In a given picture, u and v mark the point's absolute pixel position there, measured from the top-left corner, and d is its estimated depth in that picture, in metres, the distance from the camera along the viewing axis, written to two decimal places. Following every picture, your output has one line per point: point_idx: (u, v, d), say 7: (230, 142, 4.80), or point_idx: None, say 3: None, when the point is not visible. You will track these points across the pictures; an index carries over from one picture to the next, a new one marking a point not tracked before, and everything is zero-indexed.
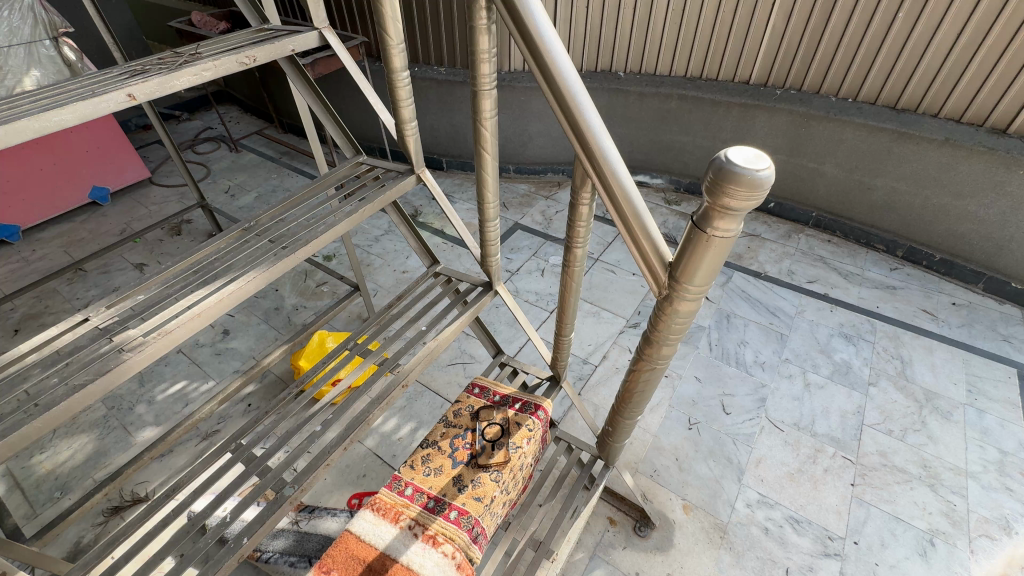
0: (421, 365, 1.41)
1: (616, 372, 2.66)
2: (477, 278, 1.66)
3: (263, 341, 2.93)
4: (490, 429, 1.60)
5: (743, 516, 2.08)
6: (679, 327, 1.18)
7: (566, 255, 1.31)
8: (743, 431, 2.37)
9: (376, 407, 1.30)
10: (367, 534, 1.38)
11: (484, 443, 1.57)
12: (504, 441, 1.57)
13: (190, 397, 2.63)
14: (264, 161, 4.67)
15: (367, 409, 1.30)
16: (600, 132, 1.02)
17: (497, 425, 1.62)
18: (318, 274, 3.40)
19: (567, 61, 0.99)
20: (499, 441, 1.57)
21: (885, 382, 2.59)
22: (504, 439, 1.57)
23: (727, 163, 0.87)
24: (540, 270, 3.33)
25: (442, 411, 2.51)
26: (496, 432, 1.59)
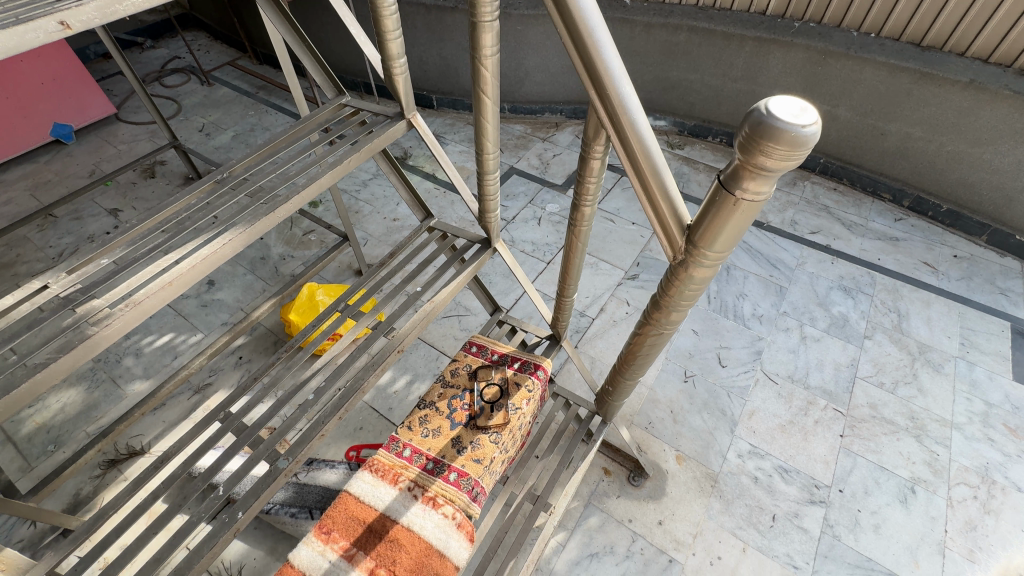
0: (418, 328, 1.33)
1: (614, 325, 2.63)
2: (474, 234, 1.56)
3: (251, 292, 2.83)
4: (489, 390, 1.57)
5: (734, 466, 2.13)
6: (692, 294, 1.11)
7: (573, 213, 1.21)
8: (737, 384, 2.39)
9: (371, 374, 1.24)
10: (366, 495, 1.37)
11: (483, 404, 1.54)
12: (504, 403, 1.54)
13: (179, 349, 2.57)
14: (239, 96, 4.34)
15: (361, 376, 1.24)
16: (618, 76, 0.88)
17: (496, 386, 1.58)
18: (305, 221, 3.24)
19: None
20: (498, 403, 1.54)
21: (881, 335, 2.60)
22: (503, 401, 1.54)
23: (767, 116, 0.76)
24: (537, 218, 3.21)
25: (437, 364, 2.48)
26: (495, 394, 1.56)
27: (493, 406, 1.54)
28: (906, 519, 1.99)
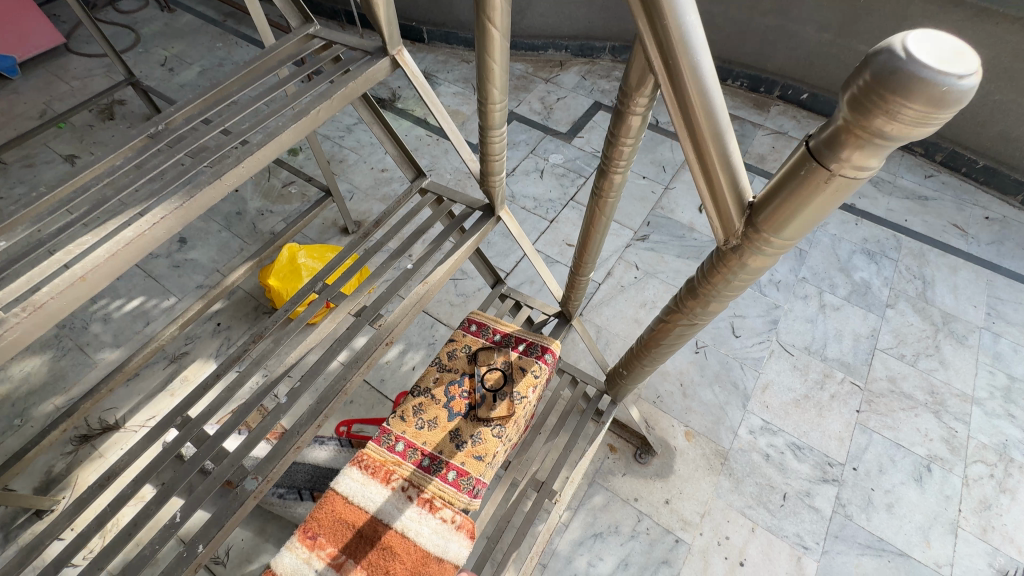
0: (409, 315, 1.12)
1: (621, 291, 2.44)
2: (476, 199, 1.33)
3: (227, 252, 2.59)
4: (491, 376, 1.40)
5: (745, 443, 2.03)
6: (739, 285, 0.92)
7: (599, 180, 0.99)
8: (751, 355, 2.25)
9: (354, 373, 1.04)
10: (355, 495, 1.24)
11: (484, 393, 1.38)
12: (507, 391, 1.39)
13: (151, 315, 2.37)
14: (205, 25, 3.86)
15: (343, 374, 1.05)
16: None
17: (499, 372, 1.41)
18: (283, 172, 2.94)
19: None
20: (500, 392, 1.38)
21: (904, 304, 2.44)
22: (506, 389, 1.38)
23: (903, 60, 0.53)
24: (539, 170, 2.93)
25: (432, 333, 2.31)
26: (498, 381, 1.40)
27: (495, 395, 1.38)
28: (921, 498, 1.92)
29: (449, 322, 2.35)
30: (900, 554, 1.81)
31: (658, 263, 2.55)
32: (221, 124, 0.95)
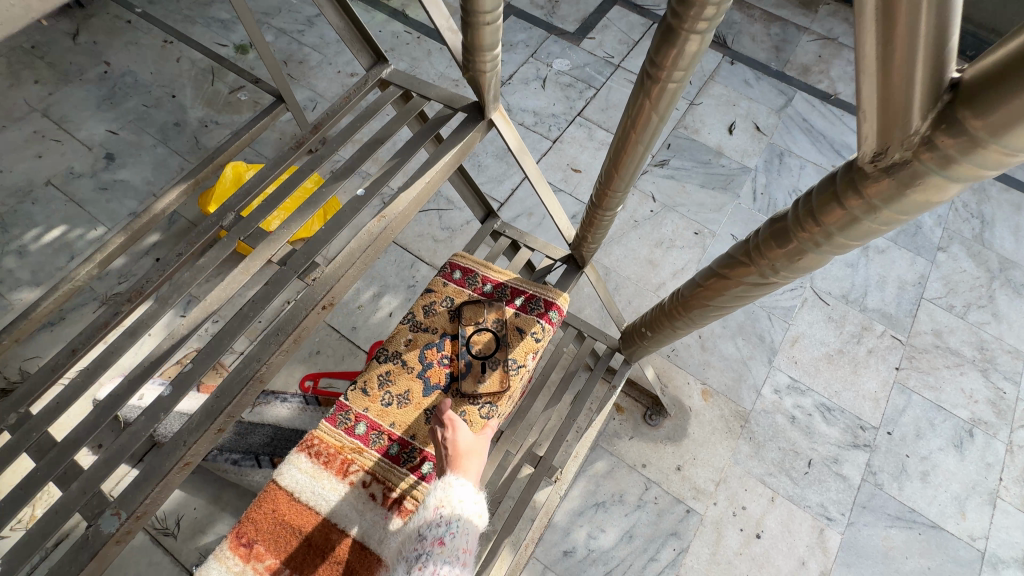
0: (357, 266, 0.76)
1: (635, 227, 2.08)
2: (458, 96, 0.93)
3: (165, 172, 2.16)
4: (479, 339, 1.09)
5: (769, 404, 1.79)
6: (866, 233, 0.59)
7: (660, 50, 0.62)
8: (781, 304, 1.95)
9: (271, 351, 0.69)
10: (302, 491, 0.96)
11: (469, 360, 1.07)
12: (498, 359, 1.08)
13: (76, 247, 1.99)
14: None
15: (255, 353, 0.69)
16: None
17: (489, 334, 1.10)
18: (231, 75, 2.43)
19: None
20: (490, 361, 1.08)
21: (958, 248, 2.12)
22: (497, 356, 1.08)
23: None
24: (541, 79, 2.44)
25: (412, 273, 1.96)
26: (488, 346, 1.09)
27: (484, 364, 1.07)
28: (959, 466, 1.73)
29: (432, 260, 2.00)
30: (931, 526, 1.64)
31: (679, 194, 2.17)
32: None
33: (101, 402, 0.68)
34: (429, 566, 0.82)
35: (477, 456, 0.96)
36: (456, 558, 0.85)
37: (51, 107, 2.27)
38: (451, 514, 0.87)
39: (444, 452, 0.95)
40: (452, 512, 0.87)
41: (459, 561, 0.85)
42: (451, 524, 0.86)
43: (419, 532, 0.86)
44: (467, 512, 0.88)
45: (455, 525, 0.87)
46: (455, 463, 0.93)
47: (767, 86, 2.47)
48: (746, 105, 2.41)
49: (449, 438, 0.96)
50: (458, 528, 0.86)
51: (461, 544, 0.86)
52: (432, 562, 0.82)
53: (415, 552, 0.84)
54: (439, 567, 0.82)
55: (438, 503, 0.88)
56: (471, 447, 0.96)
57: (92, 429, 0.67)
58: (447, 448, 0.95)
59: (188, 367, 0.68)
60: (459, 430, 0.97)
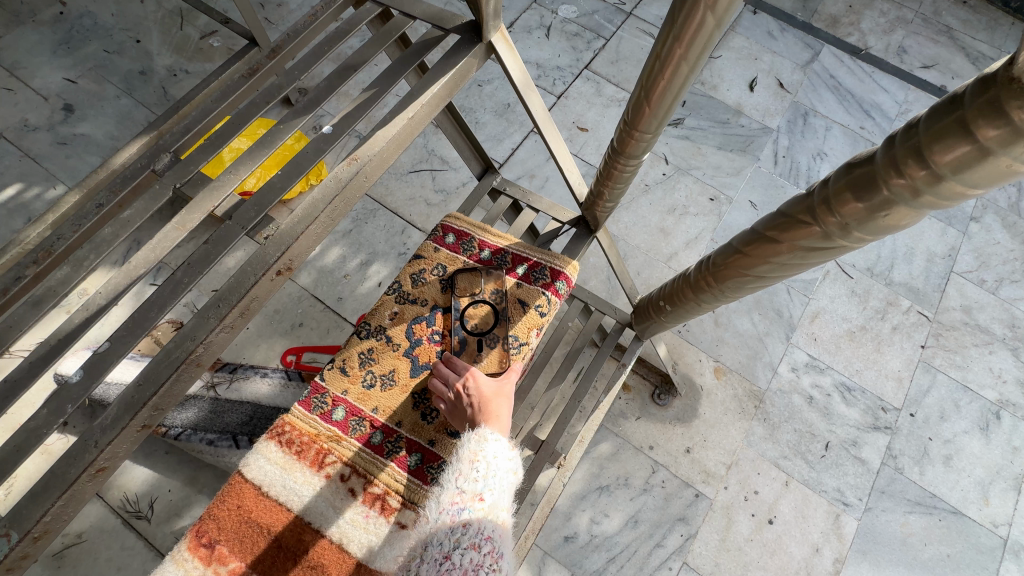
0: (324, 219, 0.61)
1: (646, 191, 1.91)
2: (451, 16, 0.75)
3: (130, 126, 1.97)
4: (475, 312, 0.95)
5: (786, 383, 1.68)
6: (995, 176, 0.45)
7: None
8: (801, 277, 1.81)
9: (211, 326, 0.54)
10: (270, 486, 0.83)
11: (464, 336, 0.94)
12: (496, 336, 0.95)
13: (33, 207, 1.81)
14: None
15: (190, 328, 0.55)
16: None
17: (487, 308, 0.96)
18: (202, 19, 2.19)
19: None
20: (487, 338, 0.94)
21: (992, 218, 1.97)
22: (496, 333, 0.95)
23: None
24: (544, 27, 2.22)
25: (403, 240, 1.81)
26: (484, 321, 0.95)
27: (480, 340, 0.94)
28: (984, 450, 1.63)
29: (425, 226, 1.84)
30: (953, 512, 1.55)
31: (694, 156, 1.99)
32: None
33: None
34: (472, 525, 0.73)
35: (505, 403, 0.86)
36: (499, 515, 0.76)
37: (2, 51, 2.05)
38: (490, 468, 0.77)
39: (469, 402, 0.84)
40: (490, 465, 0.78)
41: (501, 518, 0.76)
42: (490, 478, 0.77)
43: (454, 487, 0.76)
44: (505, 465, 0.79)
45: (494, 480, 0.77)
46: (485, 413, 0.82)
47: (792, 38, 2.26)
48: (769, 60, 2.20)
49: (472, 387, 0.85)
50: (497, 483, 0.77)
51: (501, 499, 0.77)
52: (474, 521, 0.73)
53: (453, 510, 0.74)
54: (483, 526, 0.73)
55: (473, 456, 0.78)
56: (497, 394, 0.86)
57: None
58: (472, 397, 0.84)
59: (104, 346, 0.54)
60: (481, 378, 0.86)
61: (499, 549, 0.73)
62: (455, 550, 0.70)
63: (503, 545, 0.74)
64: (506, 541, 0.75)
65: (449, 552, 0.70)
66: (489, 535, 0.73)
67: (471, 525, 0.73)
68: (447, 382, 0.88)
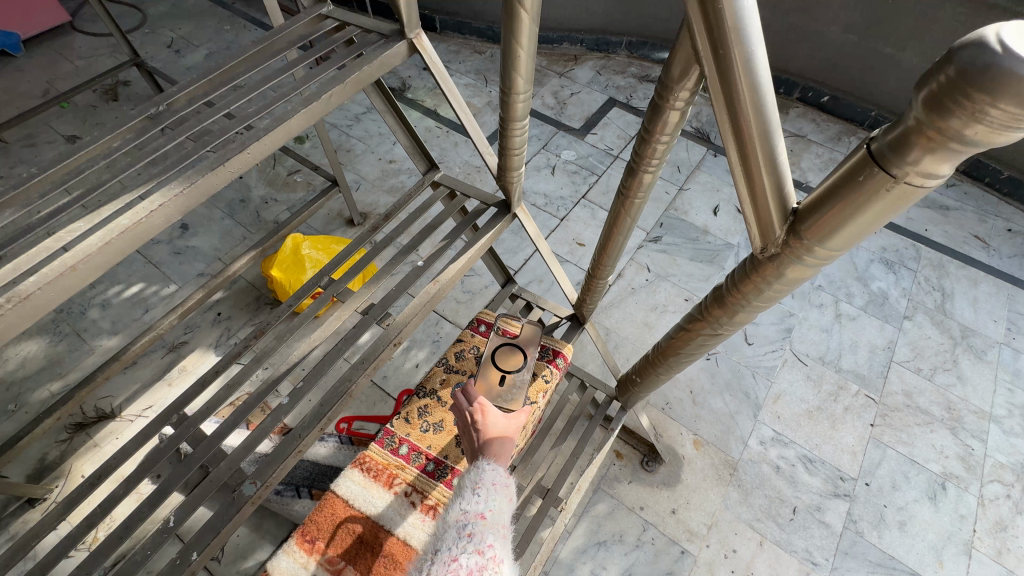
0: (421, 313, 1.07)
1: (632, 293, 2.38)
2: (490, 195, 1.26)
3: (230, 240, 2.54)
4: (506, 357, 1.28)
5: (756, 454, 1.98)
6: (773, 296, 0.85)
7: (626, 179, 0.93)
8: (764, 364, 2.20)
9: (362, 373, 1.01)
10: (355, 499, 1.19)
11: (495, 375, 1.25)
12: (519, 376, 1.26)
13: (150, 302, 2.31)
14: (212, 7, 3.72)
15: (349, 375, 1.02)
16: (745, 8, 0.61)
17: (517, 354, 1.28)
18: (289, 161, 2.88)
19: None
20: (511, 376, 1.26)
21: (923, 316, 2.37)
22: (517, 373, 1.26)
23: (997, 52, 0.47)
24: (550, 167, 2.87)
25: (437, 330, 2.25)
26: (511, 363, 1.26)
27: (505, 379, 1.25)
28: (934, 518, 1.87)
29: (454, 318, 2.30)
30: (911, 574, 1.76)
31: (670, 266, 2.49)
32: (227, 105, 0.89)
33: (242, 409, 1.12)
34: (476, 534, 0.83)
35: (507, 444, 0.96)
36: (499, 529, 0.86)
37: None
38: (491, 492, 0.88)
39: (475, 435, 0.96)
40: (491, 490, 0.88)
41: (501, 532, 0.87)
42: (491, 500, 0.87)
43: (460, 508, 0.87)
44: (504, 492, 0.89)
45: (493, 503, 0.87)
46: (486, 446, 0.94)
47: None
48: (728, 191, 2.79)
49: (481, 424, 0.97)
50: (495, 503, 0.87)
51: (502, 517, 0.88)
52: (477, 531, 0.84)
53: (459, 524, 0.85)
54: (485, 536, 0.84)
55: (476, 483, 0.89)
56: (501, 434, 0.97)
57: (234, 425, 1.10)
58: (479, 434, 0.95)
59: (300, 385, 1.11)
60: (491, 416, 0.98)
61: (499, 555, 0.83)
62: (462, 552, 0.81)
63: (503, 553, 0.85)
64: (506, 553, 0.86)
65: (456, 555, 0.81)
66: (491, 543, 0.83)
67: (475, 534, 0.83)
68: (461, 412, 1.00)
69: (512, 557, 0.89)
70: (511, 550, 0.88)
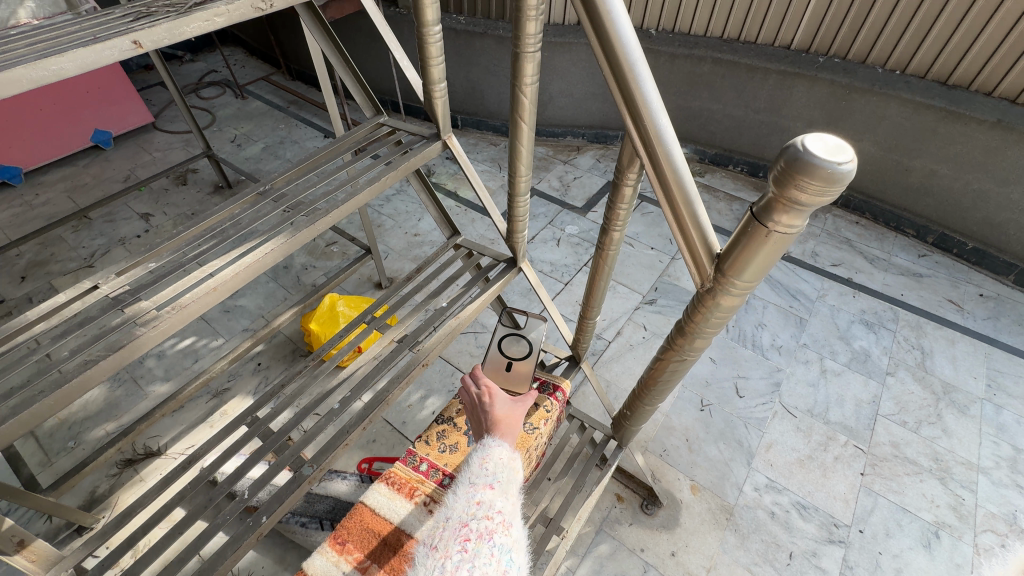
0: (444, 343, 1.35)
1: (630, 349, 2.61)
2: (501, 253, 1.57)
3: (273, 300, 2.88)
4: (512, 345, 1.41)
5: (751, 500, 2.09)
6: (716, 322, 1.10)
7: (601, 237, 1.23)
8: (755, 415, 2.36)
9: (396, 387, 1.26)
10: (381, 508, 1.38)
11: (501, 360, 1.39)
12: (525, 362, 1.39)
13: (200, 352, 2.61)
14: (271, 110, 4.41)
15: (387, 388, 1.27)
16: (664, 127, 0.91)
17: (524, 343, 1.41)
18: (328, 233, 3.30)
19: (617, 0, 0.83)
20: (517, 362, 1.38)
21: (904, 373, 2.54)
22: (523, 359, 1.38)
23: (803, 152, 0.76)
24: (556, 239, 3.24)
25: (453, 380, 2.49)
26: (517, 350, 1.39)
27: (512, 365, 1.38)
28: (930, 565, 1.92)
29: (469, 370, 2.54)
30: None
31: (665, 325, 2.73)
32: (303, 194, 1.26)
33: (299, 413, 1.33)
34: (484, 501, 0.99)
35: (514, 420, 1.18)
36: (506, 497, 1.02)
37: None
38: (496, 466, 1.05)
39: (486, 420, 1.16)
40: (496, 464, 1.06)
41: (509, 500, 1.02)
42: (497, 472, 1.04)
43: (469, 481, 1.03)
44: (509, 464, 1.07)
45: (501, 474, 1.04)
46: (496, 427, 1.14)
47: None
48: None
49: (491, 404, 1.19)
50: (502, 474, 1.04)
51: (508, 487, 1.04)
52: (486, 499, 1.00)
53: (469, 494, 1.01)
54: (493, 503, 1.00)
55: (484, 458, 1.07)
56: (508, 412, 1.18)
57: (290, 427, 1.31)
58: (490, 412, 1.17)
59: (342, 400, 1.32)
60: (498, 398, 1.19)
61: (508, 520, 0.99)
62: (472, 518, 0.97)
63: (511, 519, 1.00)
64: (514, 517, 1.01)
65: (467, 521, 0.96)
66: (499, 509, 0.99)
67: (483, 501, 0.99)
68: (474, 392, 1.23)
69: (520, 522, 1.03)
70: (518, 516, 1.04)
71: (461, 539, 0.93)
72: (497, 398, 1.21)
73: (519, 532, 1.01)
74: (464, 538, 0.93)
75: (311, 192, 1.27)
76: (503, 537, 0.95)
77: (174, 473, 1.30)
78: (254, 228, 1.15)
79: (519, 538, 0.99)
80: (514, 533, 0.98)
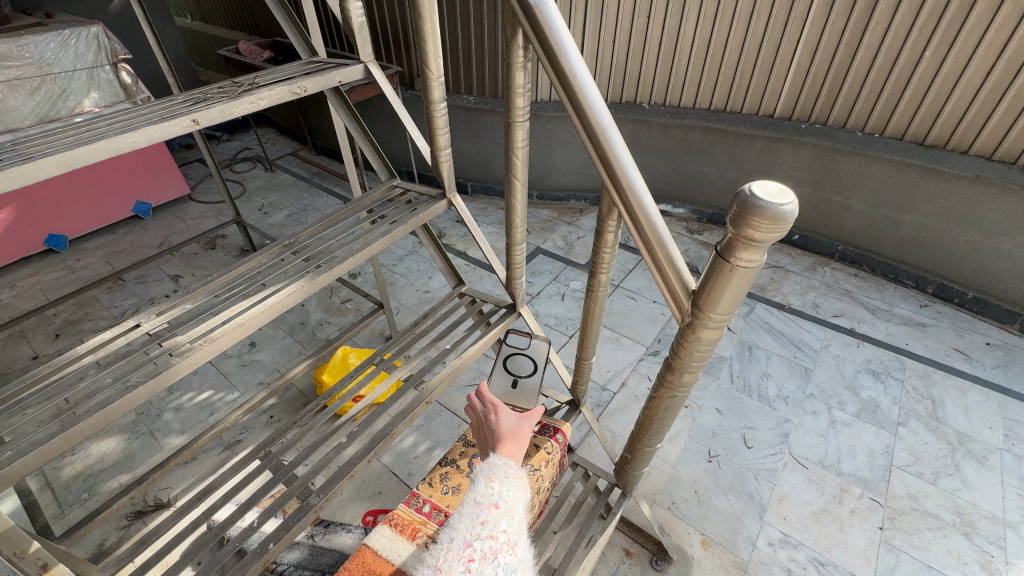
0: (445, 382, 1.42)
1: (635, 400, 2.63)
2: (502, 299, 1.69)
3: (288, 354, 3.00)
4: (516, 363, 1.48)
5: (765, 556, 2.02)
6: (700, 355, 1.15)
7: (590, 280, 1.34)
8: (765, 466, 2.32)
9: (401, 421, 1.33)
10: (384, 549, 1.37)
11: (507, 380, 1.46)
12: (531, 380, 1.45)
13: (216, 405, 2.69)
14: (296, 181, 4.79)
15: (392, 423, 1.34)
16: (635, 179, 1.03)
17: (527, 362, 1.48)
18: (344, 291, 3.48)
19: (589, 79, 1.01)
20: (522, 380, 1.45)
21: (916, 423, 2.50)
22: (527, 378, 1.45)
23: (750, 196, 0.88)
24: (561, 294, 3.37)
25: (459, 431, 2.52)
26: (521, 368, 1.46)
27: (517, 382, 1.45)
28: None
29: None
30: None
31: None
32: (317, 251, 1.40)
33: (309, 445, 1.39)
34: (488, 522, 1.03)
35: (522, 437, 1.22)
36: (512, 517, 1.06)
37: None
38: (503, 485, 1.08)
39: (495, 436, 1.21)
40: (502, 481, 1.09)
41: (514, 520, 1.06)
42: (504, 491, 1.07)
43: (474, 501, 1.06)
44: (516, 482, 1.10)
45: (506, 493, 1.07)
46: (503, 444, 1.19)
47: None
48: None
49: (499, 421, 1.23)
50: (508, 493, 1.08)
51: (513, 507, 1.07)
52: (490, 518, 1.03)
53: (473, 514, 1.04)
54: (498, 523, 1.03)
55: (489, 476, 1.09)
56: (514, 429, 1.23)
57: (297, 463, 1.36)
58: (497, 429, 1.21)
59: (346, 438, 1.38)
60: (504, 415, 1.24)
61: (512, 539, 1.02)
62: (476, 539, 1.00)
63: (516, 538, 1.03)
64: (518, 537, 1.04)
65: (471, 541, 1.00)
66: (504, 529, 1.03)
67: (488, 522, 1.03)
68: (481, 410, 1.28)
69: (527, 541, 1.08)
70: (524, 535, 1.07)
71: (465, 560, 0.97)
72: (505, 413, 1.25)
73: (524, 551, 1.04)
74: (467, 559, 0.97)
75: (324, 247, 1.42)
76: (507, 556, 1.00)
77: (190, 503, 1.36)
78: (272, 280, 1.30)
79: (524, 558, 1.03)
80: (519, 553, 1.02)
